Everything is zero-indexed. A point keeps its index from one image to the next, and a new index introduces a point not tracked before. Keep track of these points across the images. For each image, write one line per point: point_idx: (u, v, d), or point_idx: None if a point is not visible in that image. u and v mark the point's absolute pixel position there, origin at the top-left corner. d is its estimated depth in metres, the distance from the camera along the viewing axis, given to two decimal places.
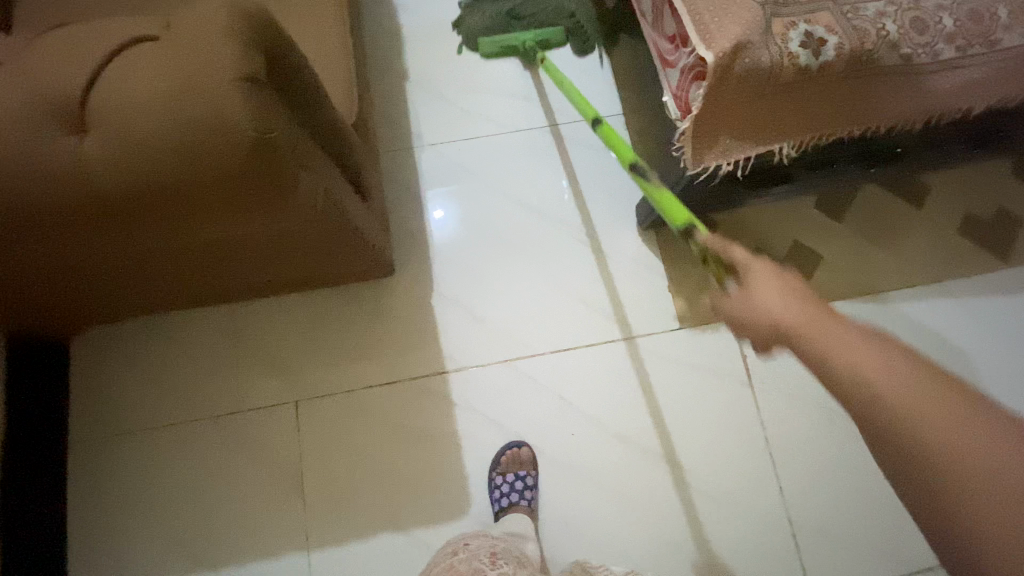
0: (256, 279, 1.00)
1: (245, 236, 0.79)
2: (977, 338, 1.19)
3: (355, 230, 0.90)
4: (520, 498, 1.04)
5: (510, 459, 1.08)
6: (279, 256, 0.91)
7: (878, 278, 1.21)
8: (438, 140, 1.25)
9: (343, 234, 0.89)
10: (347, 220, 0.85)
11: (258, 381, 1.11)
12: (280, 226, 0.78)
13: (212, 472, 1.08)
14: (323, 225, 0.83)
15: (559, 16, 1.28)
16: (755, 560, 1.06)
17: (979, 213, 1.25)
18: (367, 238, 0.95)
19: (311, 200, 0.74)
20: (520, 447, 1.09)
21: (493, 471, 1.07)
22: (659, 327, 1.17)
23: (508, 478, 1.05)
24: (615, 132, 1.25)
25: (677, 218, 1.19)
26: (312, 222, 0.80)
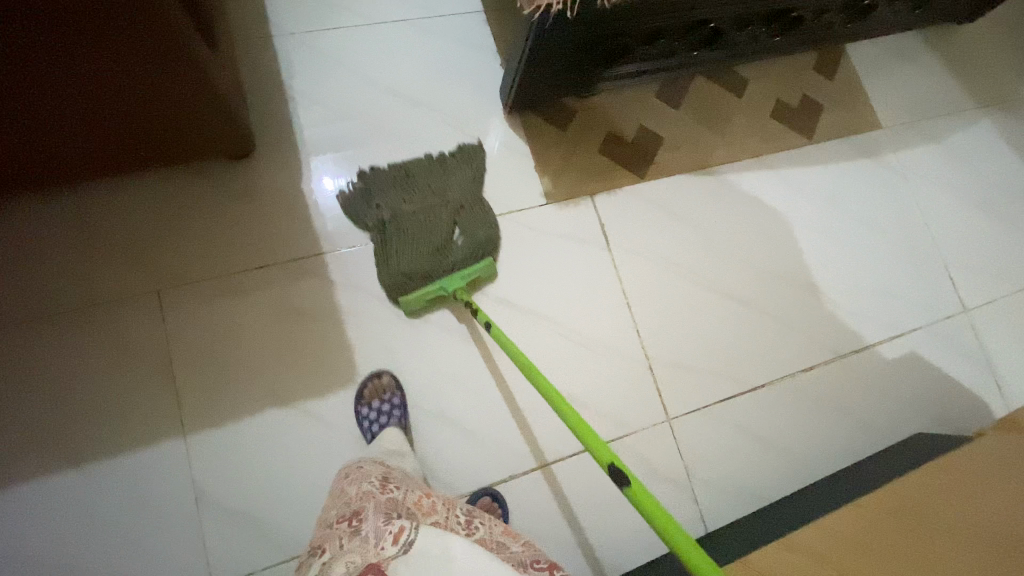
0: (99, 141, 0.94)
1: (83, 69, 0.78)
2: (793, 202, 1.42)
3: (208, 88, 0.92)
4: (390, 417, 1.06)
5: (373, 390, 1.09)
6: (124, 113, 0.90)
7: (713, 154, 1.39)
8: (299, 31, 1.24)
9: (195, 92, 0.92)
10: (198, 73, 0.88)
11: (113, 268, 1.05)
12: (123, 61, 0.80)
13: (62, 366, 1.00)
14: (171, 71, 0.85)
15: (441, 203, 1.18)
16: (626, 395, 1.19)
17: (788, 101, 1.48)
18: (223, 102, 0.97)
19: (160, 36, 0.78)
20: (380, 376, 1.10)
21: (359, 405, 1.08)
22: (529, 203, 1.26)
23: (374, 405, 1.06)
24: (476, 28, 1.33)
25: (539, 106, 1.29)
26: (157, 63, 0.83)
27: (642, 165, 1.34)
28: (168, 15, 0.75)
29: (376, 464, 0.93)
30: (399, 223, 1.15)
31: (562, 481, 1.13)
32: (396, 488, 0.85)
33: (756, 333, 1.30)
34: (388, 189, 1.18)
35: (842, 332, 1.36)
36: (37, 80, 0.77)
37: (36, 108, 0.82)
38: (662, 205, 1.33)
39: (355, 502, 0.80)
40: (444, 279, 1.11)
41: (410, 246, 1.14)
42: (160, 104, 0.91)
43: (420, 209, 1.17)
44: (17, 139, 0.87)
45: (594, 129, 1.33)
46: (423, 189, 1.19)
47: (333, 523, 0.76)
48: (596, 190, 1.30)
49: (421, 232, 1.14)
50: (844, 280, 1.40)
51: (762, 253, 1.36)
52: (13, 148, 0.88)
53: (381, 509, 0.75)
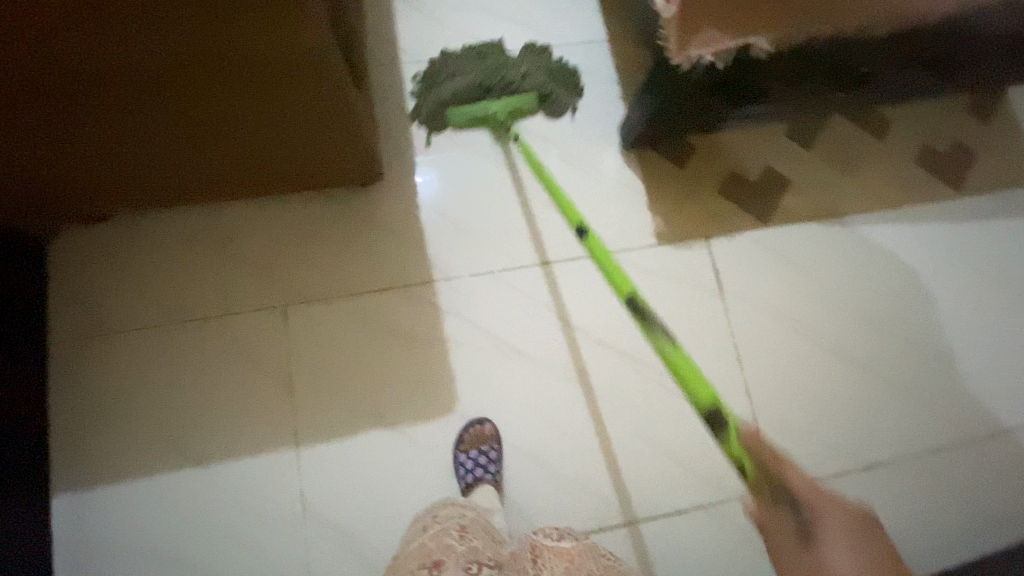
0: (244, 160, 1.01)
1: (246, 90, 0.84)
2: (932, 261, 1.28)
3: (350, 119, 0.96)
4: (485, 471, 1.06)
5: (473, 436, 1.09)
6: (274, 136, 0.96)
7: (844, 202, 1.28)
8: (427, 57, 1.26)
9: (338, 122, 0.96)
10: (343, 103, 0.92)
11: (246, 280, 1.12)
12: (282, 84, 0.84)
13: (197, 365, 1.09)
14: (321, 100, 0.89)
15: (515, 73, 1.22)
16: (728, 457, 1.13)
17: (936, 146, 1.34)
18: (361, 133, 1.01)
19: (318, 65, 0.82)
20: (483, 424, 1.10)
21: (457, 449, 1.08)
22: (640, 243, 1.22)
23: (472, 455, 1.06)
24: (600, 58, 1.30)
25: (657, 141, 1.24)
26: (310, 90, 0.86)
27: (764, 210, 1.26)
28: (322, 47, 0.78)
29: (453, 506, 0.95)
30: (456, 82, 1.20)
31: (652, 539, 1.09)
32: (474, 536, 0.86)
33: (878, 404, 1.19)
34: (461, 61, 1.23)
35: (979, 413, 1.22)
36: (200, 95, 0.83)
37: (194, 122, 0.89)
38: (782, 254, 1.25)
39: (435, 554, 0.82)
40: (489, 102, 1.18)
41: (470, 76, 1.20)
42: (302, 129, 0.95)
43: (488, 71, 1.21)
44: (183, 150, 0.95)
45: (715, 168, 1.27)
46: (495, 67, 1.22)
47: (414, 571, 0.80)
48: (711, 234, 1.23)
49: (483, 67, 1.21)
50: (987, 354, 1.25)
51: (891, 315, 1.24)
52: (172, 158, 0.96)
53: (464, 564, 0.79)
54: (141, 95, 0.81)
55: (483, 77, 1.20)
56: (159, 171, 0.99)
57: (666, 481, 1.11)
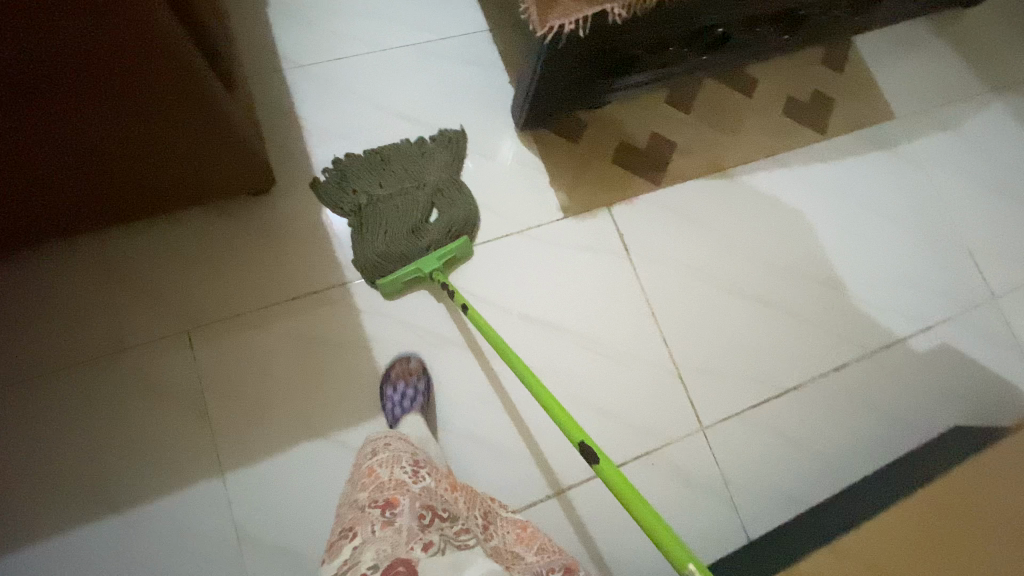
0: (113, 179, 0.93)
1: (109, 115, 0.80)
2: (812, 199, 1.41)
3: (229, 125, 0.93)
4: (412, 399, 1.05)
5: (399, 372, 1.09)
6: (151, 157, 0.92)
7: (728, 156, 1.39)
8: (309, 62, 1.25)
9: (217, 132, 0.93)
10: (218, 111, 0.89)
11: (143, 310, 1.06)
12: (147, 104, 0.81)
13: (97, 412, 1.01)
14: (193, 111, 0.86)
15: (416, 179, 1.19)
16: (657, 404, 1.18)
17: (799, 97, 1.47)
18: (244, 139, 0.98)
19: (180, 77, 0.79)
20: (408, 360, 1.11)
21: (383, 385, 1.09)
22: (548, 218, 1.26)
23: (399, 388, 1.07)
24: (483, 46, 1.33)
25: (550, 120, 1.30)
26: (179, 104, 0.84)
27: (657, 172, 1.34)
28: (177, 46, 0.74)
29: (405, 441, 0.95)
30: (371, 226, 1.14)
31: (602, 496, 1.11)
32: (427, 474, 0.86)
33: (784, 334, 1.29)
34: (368, 175, 1.19)
35: (871, 328, 1.34)
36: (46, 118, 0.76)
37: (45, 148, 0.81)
38: (680, 210, 1.33)
39: (386, 488, 0.81)
40: (423, 262, 1.10)
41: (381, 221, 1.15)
42: (173, 138, 0.90)
43: (400, 185, 1.18)
44: (51, 190, 0.90)
45: (607, 140, 1.33)
46: (399, 174, 1.20)
47: (365, 508, 0.77)
48: (612, 201, 1.30)
49: (388, 175, 1.19)
50: (870, 275, 1.38)
51: (784, 252, 1.35)
52: (38, 195, 0.89)
53: (416, 508, 0.76)
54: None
55: (377, 194, 1.17)
56: (28, 213, 0.93)
57: (603, 439, 1.14)
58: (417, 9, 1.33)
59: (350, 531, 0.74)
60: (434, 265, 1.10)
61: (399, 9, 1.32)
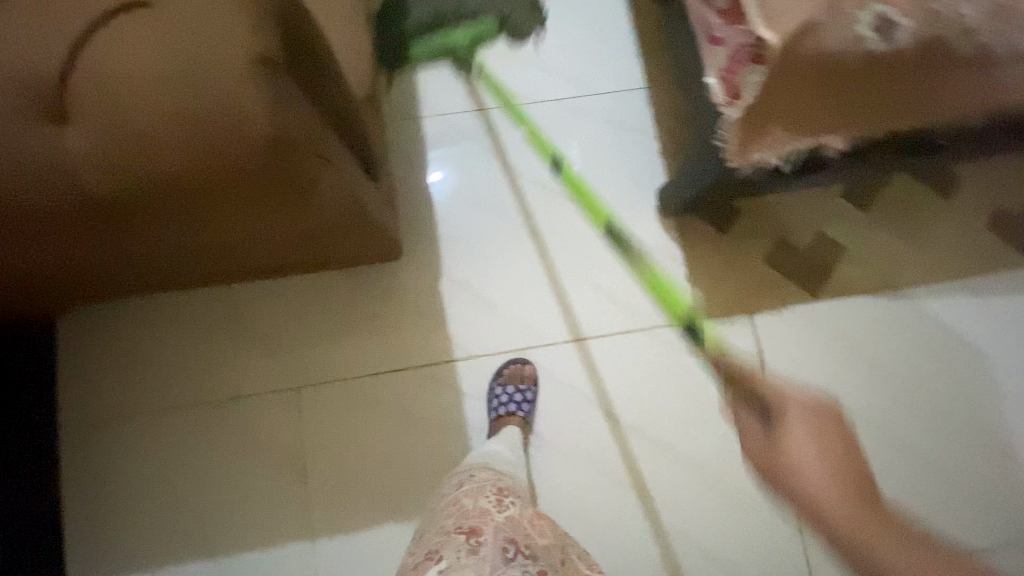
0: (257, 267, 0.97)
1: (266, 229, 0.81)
2: (1002, 338, 1.16)
3: (368, 217, 0.90)
4: (516, 409, 1.05)
5: (511, 373, 1.07)
6: (292, 246, 0.92)
7: (904, 272, 1.17)
8: (448, 110, 1.16)
9: (356, 224, 0.90)
10: (360, 208, 0.86)
11: (258, 361, 1.06)
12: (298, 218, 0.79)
13: (207, 458, 1.04)
14: (338, 213, 0.84)
15: None
16: (763, 551, 1.06)
17: (1011, 207, 1.20)
18: (379, 224, 0.95)
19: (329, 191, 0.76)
20: (523, 363, 1.08)
21: (494, 382, 1.08)
22: (678, 318, 1.13)
23: (508, 389, 1.06)
24: (637, 109, 1.18)
25: (700, 206, 1.14)
26: (326, 211, 0.81)
27: (813, 281, 1.15)
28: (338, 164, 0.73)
29: (492, 471, 0.88)
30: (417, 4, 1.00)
31: None
32: (513, 503, 0.80)
33: (931, 498, 1.10)
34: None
35: None
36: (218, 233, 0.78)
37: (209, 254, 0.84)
38: (833, 329, 1.14)
39: (471, 517, 0.76)
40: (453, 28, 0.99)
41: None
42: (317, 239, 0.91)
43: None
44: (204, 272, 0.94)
45: (761, 234, 1.16)
46: None
47: (451, 531, 0.75)
48: (754, 309, 1.14)
49: None
50: None
51: (952, 399, 1.14)
52: (192, 275, 0.95)
53: (501, 541, 0.73)
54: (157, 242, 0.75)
55: None
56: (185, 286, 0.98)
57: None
58: (571, 58, 1.19)
59: (437, 554, 0.72)
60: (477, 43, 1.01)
61: (551, 56, 1.19)
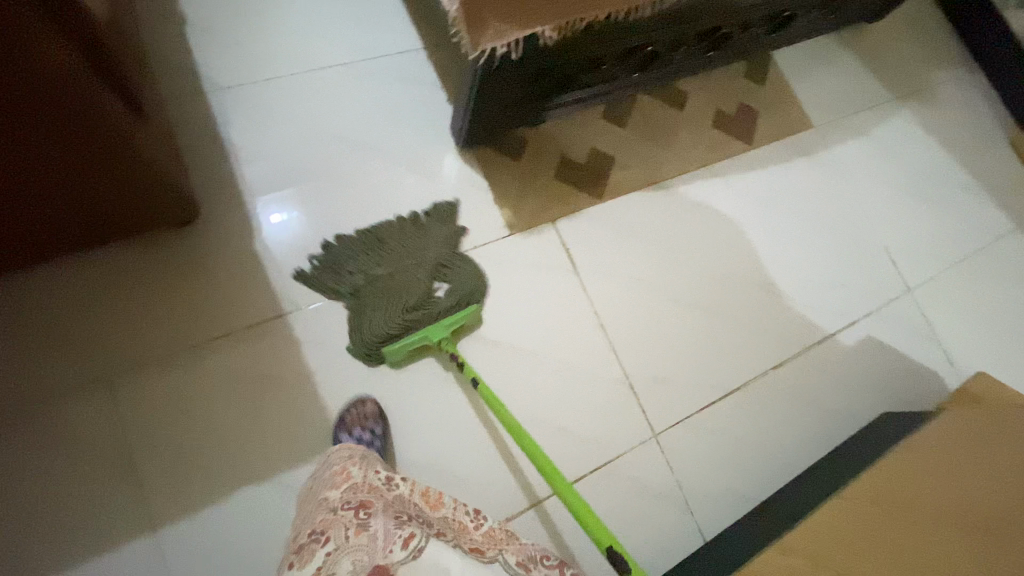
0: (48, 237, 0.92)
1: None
2: (745, 207, 1.47)
3: (138, 154, 0.85)
4: (370, 448, 1.00)
5: (354, 416, 1.04)
6: (51, 191, 0.83)
7: (665, 169, 1.43)
8: (237, 84, 1.19)
9: (126, 160, 0.85)
10: (124, 138, 0.81)
11: (56, 359, 0.98)
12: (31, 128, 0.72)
13: (2, 461, 0.92)
14: (90, 137, 0.77)
15: None
16: (608, 411, 1.21)
17: (727, 110, 1.54)
18: (161, 169, 0.91)
19: (74, 97, 0.70)
20: (363, 403, 1.05)
21: (338, 431, 1.03)
22: (494, 237, 1.26)
23: (354, 436, 1.01)
24: (419, 64, 1.31)
25: (492, 138, 1.30)
26: (68, 126, 0.74)
27: (597, 186, 1.36)
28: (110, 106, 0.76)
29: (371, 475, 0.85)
30: (366, 281, 1.12)
31: (562, 512, 1.11)
32: (401, 481, 0.87)
33: (725, 338, 1.34)
34: (357, 255, 1.15)
35: (804, 327, 1.42)
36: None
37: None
38: (623, 222, 1.36)
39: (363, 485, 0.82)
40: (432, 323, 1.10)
41: (390, 294, 1.12)
42: (107, 197, 0.90)
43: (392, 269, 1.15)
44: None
45: (547, 155, 1.35)
46: None
47: (339, 508, 0.75)
48: (556, 217, 1.31)
49: None
50: (802, 277, 1.46)
51: (722, 259, 1.41)
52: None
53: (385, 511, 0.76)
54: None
55: None
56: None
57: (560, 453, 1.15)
58: (348, 27, 1.29)
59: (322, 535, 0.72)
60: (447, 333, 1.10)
61: (330, 27, 1.28)
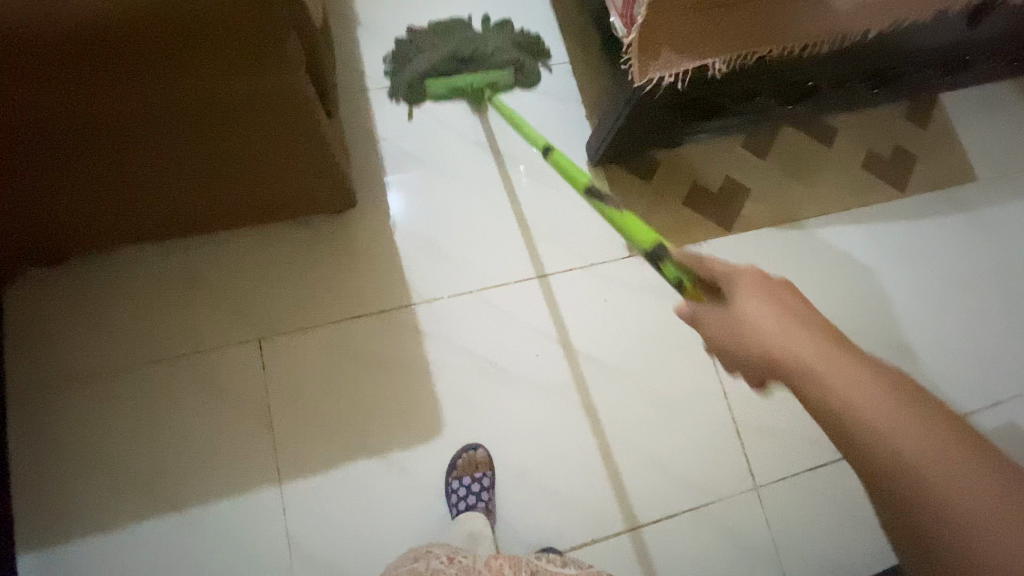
0: (230, 200, 1.04)
1: (215, 124, 0.84)
2: (886, 258, 1.36)
3: (321, 137, 0.95)
4: (477, 500, 1.04)
5: (466, 462, 1.08)
6: (247, 164, 0.96)
7: (801, 207, 1.35)
8: (395, 85, 1.28)
9: (310, 142, 0.95)
10: (312, 123, 0.91)
11: (216, 315, 1.10)
12: (246, 108, 0.83)
13: (167, 398, 1.06)
14: (286, 118, 0.88)
15: None
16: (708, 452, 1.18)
17: (880, 152, 1.43)
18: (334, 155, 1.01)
19: (283, 83, 0.80)
20: (476, 449, 1.09)
21: (450, 476, 1.07)
22: (614, 256, 1.26)
23: (465, 481, 1.05)
24: (562, 78, 1.34)
25: (624, 158, 1.29)
26: (274, 109, 0.85)
27: (726, 217, 1.32)
28: (304, 92, 0.84)
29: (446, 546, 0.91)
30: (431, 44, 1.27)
31: (648, 544, 1.10)
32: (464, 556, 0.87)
33: None
34: (429, 38, 1.29)
35: (938, 399, 1.29)
36: (182, 141, 0.86)
37: (179, 166, 0.91)
38: (747, 259, 1.30)
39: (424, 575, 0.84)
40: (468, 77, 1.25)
41: (443, 48, 1.26)
42: (284, 173, 1.01)
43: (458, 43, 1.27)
44: (159, 188, 0.96)
45: (678, 180, 1.32)
46: None
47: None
48: (679, 244, 1.29)
49: None
50: (942, 344, 1.33)
51: (852, 311, 1.31)
52: (149, 195, 0.97)
53: None
54: (123, 139, 0.82)
55: None
56: (144, 214, 1.01)
57: (653, 485, 1.13)
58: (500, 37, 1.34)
59: None
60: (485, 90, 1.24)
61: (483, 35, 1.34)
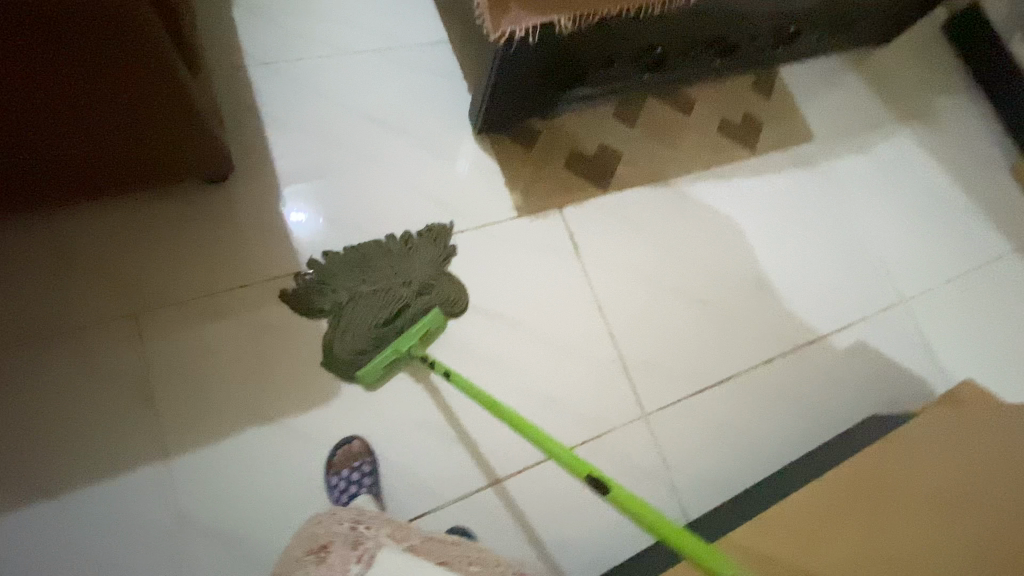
0: (95, 171, 1.00)
1: (76, 94, 0.84)
2: (745, 209, 1.54)
3: (195, 109, 0.97)
4: (360, 487, 1.03)
5: (343, 456, 1.07)
6: (116, 138, 0.95)
7: (669, 167, 1.51)
8: (275, 61, 1.29)
9: (184, 115, 0.97)
10: (185, 95, 0.93)
11: (88, 292, 1.05)
12: (112, 79, 0.84)
13: (31, 380, 0.99)
14: (156, 91, 0.89)
15: None
16: (601, 389, 1.27)
17: (733, 118, 1.62)
18: (209, 125, 1.02)
19: (151, 54, 0.83)
20: (349, 442, 1.08)
21: (329, 473, 1.05)
22: (503, 217, 1.34)
23: (344, 474, 1.04)
24: (443, 54, 1.41)
25: (506, 126, 1.38)
26: (142, 81, 0.86)
27: (604, 178, 1.44)
28: (167, 52, 0.84)
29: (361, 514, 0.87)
30: (355, 325, 1.13)
31: (550, 477, 1.17)
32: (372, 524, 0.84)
33: (719, 330, 1.39)
34: (346, 273, 1.17)
35: (797, 327, 1.46)
36: (32, 104, 0.83)
37: (31, 133, 0.87)
38: (626, 215, 1.43)
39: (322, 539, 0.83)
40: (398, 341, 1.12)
41: (348, 338, 1.12)
42: (157, 147, 1.00)
43: (378, 286, 1.18)
44: (14, 166, 0.92)
45: (558, 146, 1.43)
46: None
47: (300, 556, 0.82)
48: (563, 204, 1.39)
49: None
50: (797, 280, 1.52)
51: (720, 255, 1.47)
52: (2, 174, 0.92)
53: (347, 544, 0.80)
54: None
55: None
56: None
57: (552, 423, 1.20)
58: (380, 17, 1.40)
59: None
60: (413, 343, 1.12)
61: (363, 15, 1.39)
